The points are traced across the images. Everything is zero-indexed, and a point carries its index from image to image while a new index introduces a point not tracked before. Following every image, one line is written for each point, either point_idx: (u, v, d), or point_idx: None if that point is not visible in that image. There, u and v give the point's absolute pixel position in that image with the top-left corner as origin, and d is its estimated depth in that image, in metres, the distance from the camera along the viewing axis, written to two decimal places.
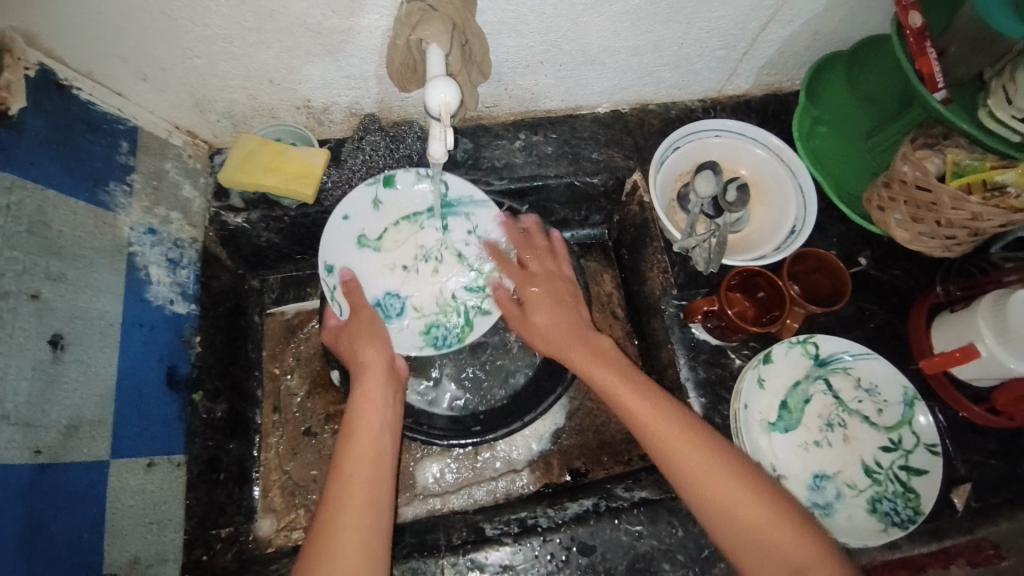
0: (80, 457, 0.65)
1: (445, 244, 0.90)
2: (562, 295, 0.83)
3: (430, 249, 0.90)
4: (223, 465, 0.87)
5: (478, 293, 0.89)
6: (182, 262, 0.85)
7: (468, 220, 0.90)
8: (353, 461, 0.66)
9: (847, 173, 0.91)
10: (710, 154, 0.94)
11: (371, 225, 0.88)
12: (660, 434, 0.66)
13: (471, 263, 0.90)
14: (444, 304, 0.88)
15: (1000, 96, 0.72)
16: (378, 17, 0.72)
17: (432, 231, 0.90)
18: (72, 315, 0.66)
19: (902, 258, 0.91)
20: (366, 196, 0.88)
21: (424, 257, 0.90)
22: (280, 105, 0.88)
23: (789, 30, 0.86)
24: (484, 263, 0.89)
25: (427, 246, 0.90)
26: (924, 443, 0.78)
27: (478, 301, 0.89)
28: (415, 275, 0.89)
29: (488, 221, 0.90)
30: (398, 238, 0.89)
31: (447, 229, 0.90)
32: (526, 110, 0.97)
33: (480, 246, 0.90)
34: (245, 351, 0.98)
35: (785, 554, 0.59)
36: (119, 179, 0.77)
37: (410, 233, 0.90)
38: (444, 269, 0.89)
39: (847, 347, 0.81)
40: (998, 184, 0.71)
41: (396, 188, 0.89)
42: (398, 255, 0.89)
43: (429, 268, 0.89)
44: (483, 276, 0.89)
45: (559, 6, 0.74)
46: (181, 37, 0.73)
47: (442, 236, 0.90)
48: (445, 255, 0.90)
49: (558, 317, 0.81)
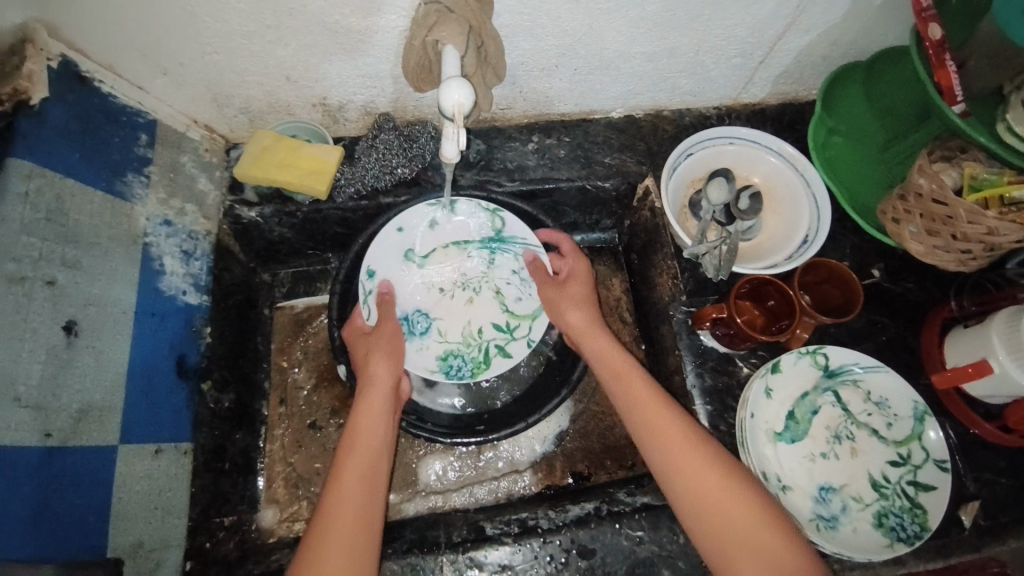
0: (89, 442, 0.66)
1: (489, 278, 0.92)
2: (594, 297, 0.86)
3: (471, 279, 0.92)
4: (228, 455, 0.88)
5: (508, 333, 0.90)
6: (195, 253, 0.87)
7: (517, 259, 0.92)
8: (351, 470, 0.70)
9: (861, 184, 0.90)
10: (722, 162, 0.94)
11: (422, 243, 0.92)
12: (660, 451, 0.68)
13: (506, 304, 0.91)
14: (469, 336, 0.90)
15: (1018, 109, 0.70)
16: (396, 17, 0.73)
17: (478, 261, 0.93)
18: (86, 302, 0.68)
19: (916, 270, 0.89)
20: (425, 216, 0.92)
21: (464, 285, 0.92)
22: (297, 102, 0.89)
23: (806, 39, 0.86)
24: (521, 305, 0.91)
25: (470, 275, 0.92)
26: (933, 459, 0.77)
27: (506, 340, 0.89)
28: (450, 301, 0.91)
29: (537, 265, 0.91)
30: (443, 261, 0.92)
31: (493, 263, 0.93)
32: (539, 113, 0.97)
33: (521, 289, 0.91)
34: (254, 344, 0.99)
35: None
36: (136, 170, 0.79)
37: (456, 259, 0.92)
38: (479, 302, 0.91)
39: (857, 359, 0.80)
40: (1016, 200, 0.71)
41: (455, 214, 0.93)
42: (439, 277, 0.92)
43: (466, 297, 0.92)
44: (517, 317, 0.91)
45: (575, 11, 0.74)
46: (201, 32, 0.74)
47: (486, 269, 0.93)
48: (484, 289, 0.92)
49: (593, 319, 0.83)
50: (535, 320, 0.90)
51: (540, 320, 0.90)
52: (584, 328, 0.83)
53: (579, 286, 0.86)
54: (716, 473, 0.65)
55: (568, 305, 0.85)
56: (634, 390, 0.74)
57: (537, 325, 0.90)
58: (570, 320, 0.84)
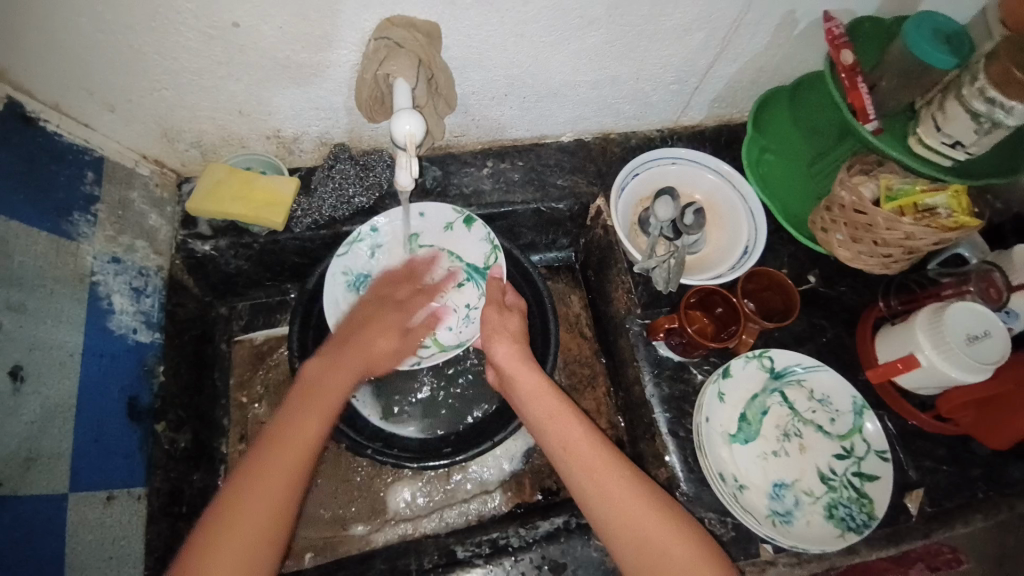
0: (37, 490, 0.64)
1: (446, 296, 0.93)
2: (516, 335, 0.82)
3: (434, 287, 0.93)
4: (186, 498, 0.84)
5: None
6: (146, 290, 0.85)
7: (479, 298, 0.92)
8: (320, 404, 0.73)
9: (792, 197, 0.97)
10: (666, 181, 1.00)
11: (429, 236, 0.94)
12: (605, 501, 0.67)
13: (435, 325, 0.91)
14: None
15: (928, 125, 0.78)
16: (347, 52, 0.75)
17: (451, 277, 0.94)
18: (32, 345, 0.66)
19: (848, 275, 0.96)
20: (446, 216, 0.94)
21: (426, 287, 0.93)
22: (250, 135, 0.89)
23: (734, 67, 0.93)
24: (446, 334, 0.90)
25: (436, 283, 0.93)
26: (874, 450, 0.82)
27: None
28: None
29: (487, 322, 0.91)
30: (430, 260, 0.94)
31: (460, 287, 0.93)
32: (493, 140, 1.00)
33: (458, 324, 0.91)
34: (212, 380, 0.97)
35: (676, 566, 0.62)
36: (83, 209, 0.77)
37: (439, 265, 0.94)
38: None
39: (800, 360, 0.85)
40: (928, 206, 0.79)
41: (468, 230, 0.94)
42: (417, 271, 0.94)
43: None
44: (434, 339, 0.89)
45: (520, 44, 0.79)
46: (149, 70, 0.74)
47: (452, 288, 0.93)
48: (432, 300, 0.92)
49: (519, 355, 0.80)
50: (443, 351, 0.88)
51: (444, 355, 0.87)
52: (519, 375, 0.78)
53: (517, 322, 0.84)
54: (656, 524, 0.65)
55: (497, 338, 0.81)
56: (551, 413, 0.75)
57: (439, 355, 0.88)
58: (497, 351, 0.80)
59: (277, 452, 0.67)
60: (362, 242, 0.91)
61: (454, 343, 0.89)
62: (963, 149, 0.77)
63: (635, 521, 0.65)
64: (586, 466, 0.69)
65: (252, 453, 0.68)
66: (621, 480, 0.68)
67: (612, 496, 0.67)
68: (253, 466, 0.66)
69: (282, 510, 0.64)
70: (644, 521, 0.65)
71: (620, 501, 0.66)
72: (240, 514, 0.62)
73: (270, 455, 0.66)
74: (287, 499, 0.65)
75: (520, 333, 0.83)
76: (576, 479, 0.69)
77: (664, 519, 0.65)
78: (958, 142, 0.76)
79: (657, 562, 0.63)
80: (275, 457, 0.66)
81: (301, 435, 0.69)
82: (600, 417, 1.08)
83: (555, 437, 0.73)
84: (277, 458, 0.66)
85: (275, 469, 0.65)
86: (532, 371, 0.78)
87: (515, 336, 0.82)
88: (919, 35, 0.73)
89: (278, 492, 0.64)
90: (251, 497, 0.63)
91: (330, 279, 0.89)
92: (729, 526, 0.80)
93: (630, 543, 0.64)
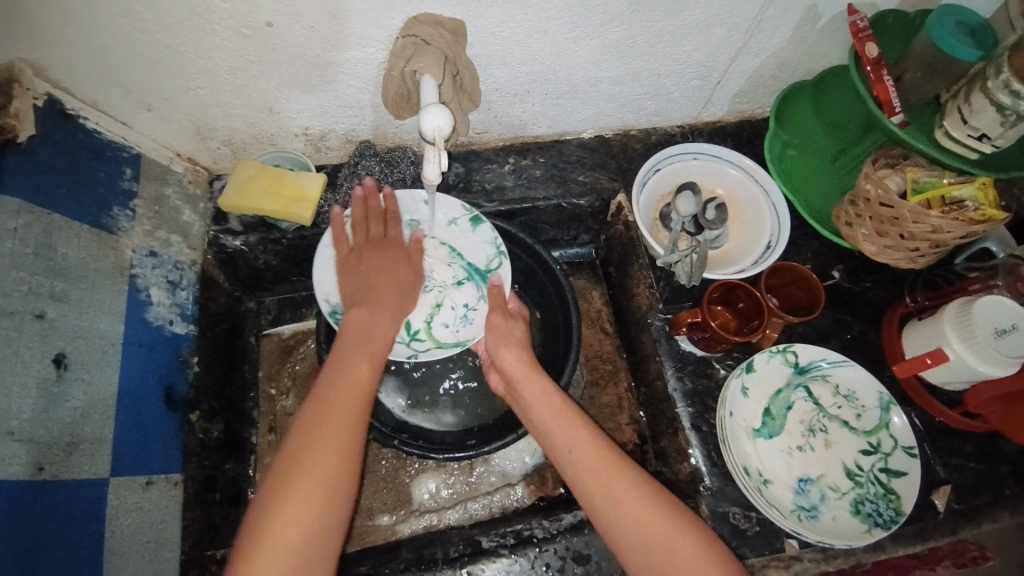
0: (80, 474, 0.66)
1: (444, 291, 0.93)
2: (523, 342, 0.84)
3: (432, 280, 0.93)
4: (218, 485, 0.87)
5: (409, 335, 0.90)
6: (181, 283, 0.87)
7: (477, 300, 0.93)
8: (357, 365, 0.73)
9: (816, 192, 0.97)
10: (688, 176, 1.00)
11: (431, 227, 0.93)
12: (605, 495, 0.67)
13: (431, 320, 0.91)
14: None
15: (954, 117, 0.77)
16: (374, 50, 0.77)
17: (450, 273, 0.93)
18: (74, 334, 0.69)
19: (874, 271, 0.95)
20: (453, 212, 0.94)
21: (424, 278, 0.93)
22: (280, 133, 0.91)
23: (756, 62, 0.93)
24: (443, 332, 0.91)
25: (434, 276, 0.93)
26: (902, 446, 0.81)
27: (401, 339, 0.89)
28: None
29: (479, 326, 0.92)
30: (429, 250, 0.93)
31: (458, 285, 0.93)
32: (514, 136, 1.01)
33: (454, 321, 0.92)
34: (242, 372, 1.00)
35: (677, 559, 0.63)
36: (122, 205, 0.80)
37: (438, 257, 0.94)
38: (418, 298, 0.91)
39: (824, 355, 0.85)
40: (956, 198, 0.78)
41: (472, 231, 0.94)
42: None
43: None
44: (430, 334, 0.91)
45: (542, 41, 0.80)
46: (186, 70, 0.77)
47: (449, 284, 0.93)
48: (430, 293, 0.92)
49: (527, 362, 0.81)
50: (438, 347, 0.90)
51: (439, 352, 0.90)
52: (524, 377, 0.79)
53: (522, 330, 0.86)
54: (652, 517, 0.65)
55: (505, 346, 0.83)
56: (548, 419, 0.75)
57: (435, 351, 0.90)
58: (506, 359, 0.82)
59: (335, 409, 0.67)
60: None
61: (451, 342, 0.91)
62: (991, 142, 0.76)
63: (645, 528, 0.64)
64: (593, 470, 0.69)
65: (302, 420, 0.67)
66: (630, 487, 0.67)
67: (619, 503, 0.66)
68: (312, 422, 0.66)
69: (353, 459, 0.66)
70: (643, 518, 0.65)
71: (628, 509, 0.66)
72: (310, 468, 0.63)
73: (326, 411, 0.67)
74: (350, 460, 0.65)
75: (525, 340, 0.85)
76: (582, 482, 0.69)
77: (677, 525, 0.65)
78: (985, 135, 0.75)
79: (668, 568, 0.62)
80: (331, 414, 0.67)
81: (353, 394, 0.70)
82: (622, 412, 1.09)
83: (560, 437, 0.73)
84: (330, 422, 0.66)
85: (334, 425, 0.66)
86: (540, 376, 0.79)
87: (522, 344, 0.84)
88: (944, 29, 0.73)
89: (339, 454, 0.65)
90: (317, 451, 0.64)
91: (321, 250, 0.88)
92: (753, 521, 0.80)
93: (640, 538, 0.64)
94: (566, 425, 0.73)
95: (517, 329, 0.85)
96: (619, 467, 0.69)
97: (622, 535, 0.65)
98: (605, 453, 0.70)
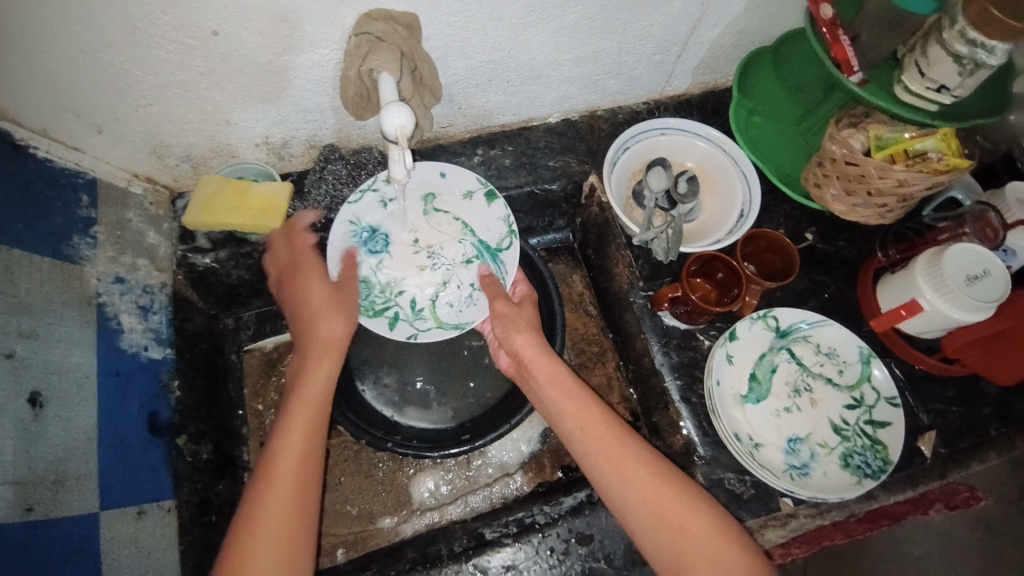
0: (70, 510, 0.65)
1: (451, 269, 0.90)
2: (538, 327, 0.83)
3: (442, 257, 0.90)
4: (214, 506, 0.86)
5: (413, 314, 0.88)
6: (152, 307, 0.85)
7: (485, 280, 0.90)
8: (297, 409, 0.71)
9: (784, 159, 0.98)
10: (657, 152, 1.00)
11: (444, 200, 0.92)
12: (606, 460, 0.68)
13: (435, 300, 0.89)
14: (388, 286, 0.88)
15: (912, 72, 0.78)
16: (328, 51, 0.75)
17: (461, 250, 0.91)
18: (47, 370, 0.67)
19: (845, 229, 0.97)
20: (468, 183, 0.92)
21: (435, 255, 0.90)
22: (239, 144, 0.89)
23: (715, 32, 0.93)
24: (446, 311, 0.88)
25: (444, 253, 0.90)
26: (884, 397, 0.83)
27: (404, 318, 0.87)
28: (406, 252, 0.90)
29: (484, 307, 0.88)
30: (440, 225, 0.91)
31: (467, 263, 0.90)
32: (480, 127, 1.00)
33: (459, 300, 0.89)
34: (226, 390, 0.99)
35: (678, 524, 0.64)
36: (82, 232, 0.77)
37: (450, 233, 0.91)
38: (426, 275, 0.89)
39: (804, 317, 0.86)
40: (919, 151, 0.80)
41: (487, 205, 0.92)
42: (424, 236, 0.90)
43: (422, 263, 0.90)
44: (433, 313, 0.88)
45: (499, 28, 0.78)
46: (134, 87, 0.74)
47: (460, 261, 0.90)
48: (437, 271, 0.89)
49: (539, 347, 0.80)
50: (440, 328, 0.88)
51: (440, 332, 0.87)
52: (537, 361, 0.79)
53: (531, 314, 0.84)
54: (652, 479, 0.66)
55: (515, 331, 0.81)
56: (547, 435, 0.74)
57: (435, 331, 0.87)
58: (518, 345, 0.81)
59: (262, 528, 0.62)
60: (375, 192, 0.89)
61: (453, 323, 0.88)
62: (949, 92, 0.77)
63: (650, 497, 0.65)
64: (600, 449, 0.69)
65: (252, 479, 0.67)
66: (637, 460, 0.68)
67: (625, 474, 0.67)
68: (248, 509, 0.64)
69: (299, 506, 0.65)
70: (647, 486, 0.66)
71: (630, 468, 0.67)
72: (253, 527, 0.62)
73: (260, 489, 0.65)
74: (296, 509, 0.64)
75: (535, 323, 0.84)
76: (591, 458, 0.69)
77: (675, 490, 0.66)
78: (944, 86, 0.76)
79: (676, 537, 0.63)
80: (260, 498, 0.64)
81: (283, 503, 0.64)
82: (612, 391, 1.10)
83: (570, 418, 0.73)
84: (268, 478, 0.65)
85: (262, 532, 0.62)
86: (552, 359, 0.78)
87: (531, 327, 0.82)
88: None
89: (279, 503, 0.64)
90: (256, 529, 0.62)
91: (337, 224, 0.87)
92: (749, 484, 0.82)
93: (644, 505, 0.65)
94: (569, 399, 0.74)
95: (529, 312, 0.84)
96: (617, 432, 0.70)
97: (627, 499, 0.66)
98: (603, 420, 0.71)
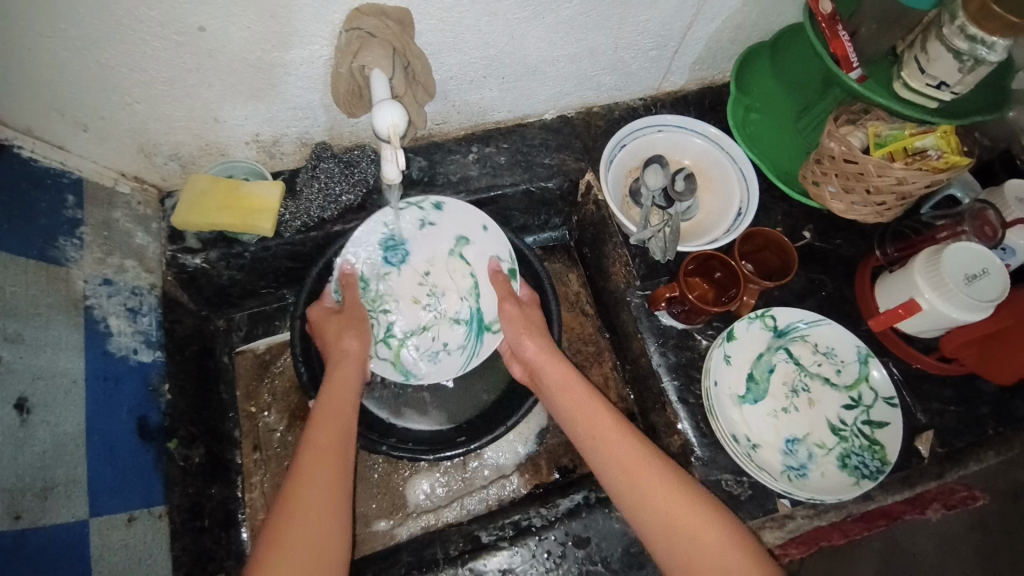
0: (59, 518, 0.64)
1: (438, 321, 0.91)
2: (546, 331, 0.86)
3: (438, 305, 0.91)
4: (206, 511, 0.86)
5: (383, 336, 0.89)
6: (142, 309, 0.83)
7: (458, 347, 0.91)
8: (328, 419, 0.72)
9: (782, 156, 0.96)
10: (654, 149, 0.99)
11: (473, 252, 0.92)
12: (607, 459, 0.69)
13: (409, 337, 0.90)
14: (381, 300, 0.90)
15: (912, 67, 0.76)
16: (318, 47, 0.73)
17: (457, 308, 0.92)
18: (34, 375, 0.65)
19: (843, 228, 0.96)
20: (504, 250, 0.92)
21: (433, 297, 0.91)
22: (229, 142, 0.87)
23: (712, 27, 0.91)
24: (409, 355, 0.90)
25: (444, 304, 0.92)
26: (882, 397, 0.83)
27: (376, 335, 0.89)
28: (412, 282, 0.91)
29: (433, 373, 0.90)
30: (455, 272, 0.92)
31: (454, 322, 0.92)
32: (475, 124, 0.99)
33: (424, 353, 0.90)
34: (218, 394, 0.98)
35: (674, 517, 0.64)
36: (68, 234, 0.76)
37: (460, 286, 0.92)
38: (416, 309, 0.91)
39: (802, 316, 0.86)
40: (918, 149, 0.79)
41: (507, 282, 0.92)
42: (437, 278, 0.92)
43: (419, 299, 0.91)
44: (398, 349, 0.90)
45: (494, 23, 0.77)
46: (119, 84, 0.72)
47: (450, 317, 0.91)
48: (427, 313, 0.91)
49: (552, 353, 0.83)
50: (393, 367, 0.89)
51: (390, 369, 0.89)
52: (548, 366, 0.82)
53: (537, 317, 0.87)
54: (656, 474, 0.67)
55: (525, 334, 0.84)
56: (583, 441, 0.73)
57: (387, 366, 0.89)
58: (530, 349, 0.83)
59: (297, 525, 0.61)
60: (420, 210, 0.90)
61: (405, 368, 0.89)
62: (949, 89, 0.75)
63: (654, 490, 0.65)
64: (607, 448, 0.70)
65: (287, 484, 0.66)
66: (646, 458, 0.68)
67: (632, 471, 0.67)
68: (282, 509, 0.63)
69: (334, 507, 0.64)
70: (647, 477, 0.67)
71: (637, 463, 0.68)
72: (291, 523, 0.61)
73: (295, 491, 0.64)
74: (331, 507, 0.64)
75: (543, 326, 0.87)
76: (600, 458, 0.70)
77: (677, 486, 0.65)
78: (943, 82, 0.75)
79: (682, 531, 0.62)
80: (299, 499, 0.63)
81: (320, 513, 0.63)
82: (610, 391, 1.09)
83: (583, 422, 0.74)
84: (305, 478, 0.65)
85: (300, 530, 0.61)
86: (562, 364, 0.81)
87: (540, 332, 0.85)
88: None
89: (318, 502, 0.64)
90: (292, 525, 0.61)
91: (369, 222, 0.88)
92: (746, 486, 0.81)
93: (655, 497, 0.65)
94: (583, 401, 0.76)
95: (537, 313, 0.88)
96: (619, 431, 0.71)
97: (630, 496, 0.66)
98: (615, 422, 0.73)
